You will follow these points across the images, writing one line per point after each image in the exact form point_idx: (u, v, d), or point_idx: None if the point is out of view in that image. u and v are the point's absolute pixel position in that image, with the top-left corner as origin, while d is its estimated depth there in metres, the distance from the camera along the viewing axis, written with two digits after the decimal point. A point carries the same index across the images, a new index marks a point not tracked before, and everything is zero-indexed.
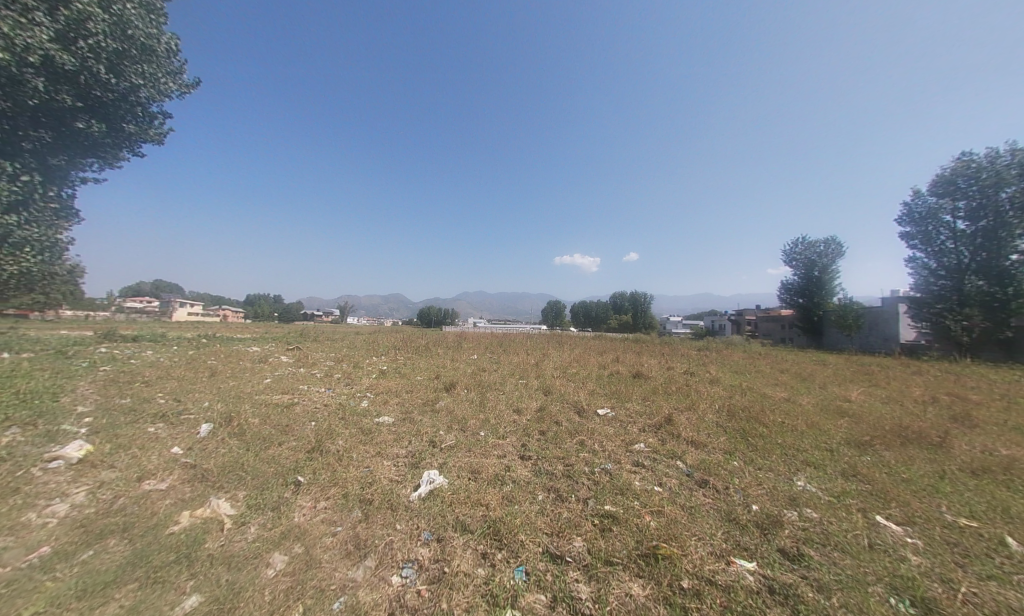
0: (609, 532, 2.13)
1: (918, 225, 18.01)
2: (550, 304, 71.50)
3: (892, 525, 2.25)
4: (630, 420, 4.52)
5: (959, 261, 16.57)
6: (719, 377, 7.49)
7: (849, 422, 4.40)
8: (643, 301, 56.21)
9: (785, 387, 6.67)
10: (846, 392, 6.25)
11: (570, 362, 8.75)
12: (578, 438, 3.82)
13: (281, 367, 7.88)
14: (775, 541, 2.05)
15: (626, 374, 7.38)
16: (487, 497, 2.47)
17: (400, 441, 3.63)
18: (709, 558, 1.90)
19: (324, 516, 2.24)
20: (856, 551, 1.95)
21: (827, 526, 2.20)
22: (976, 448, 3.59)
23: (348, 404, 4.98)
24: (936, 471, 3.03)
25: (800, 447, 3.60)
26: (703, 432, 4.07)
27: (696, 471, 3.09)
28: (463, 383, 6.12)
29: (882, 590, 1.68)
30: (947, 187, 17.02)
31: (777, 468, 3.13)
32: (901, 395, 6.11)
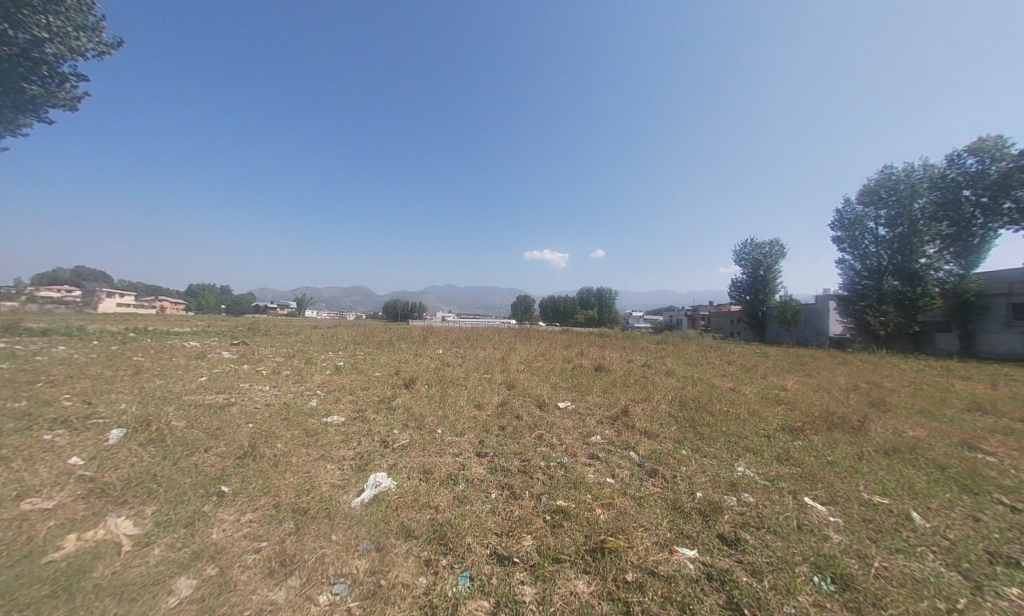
0: (560, 528, 2.10)
1: (847, 230, 20.04)
2: (520, 300, 71.73)
3: (817, 506, 2.42)
4: (588, 413, 4.58)
5: (879, 264, 18.61)
6: (674, 369, 7.89)
7: (785, 409, 4.78)
8: (608, 297, 58.23)
9: (731, 377, 7.18)
10: (783, 381, 6.82)
11: (536, 355, 8.79)
12: (537, 432, 3.80)
13: (223, 364, 7.17)
14: (715, 527, 2.13)
15: (589, 367, 7.54)
16: (435, 499, 2.35)
17: (348, 441, 3.40)
18: (653, 548, 1.92)
19: (248, 530, 2.00)
20: (786, 532, 2.06)
21: (762, 510, 2.32)
22: (888, 430, 4.02)
23: (294, 403, 4.61)
24: (855, 453, 3.34)
25: (742, 434, 3.83)
26: (656, 422, 4.23)
27: (648, 461, 3.18)
28: (425, 379, 5.92)
29: (807, 570, 1.76)
30: (871, 197, 19.03)
31: (720, 455, 3.31)
32: (828, 383, 6.78)
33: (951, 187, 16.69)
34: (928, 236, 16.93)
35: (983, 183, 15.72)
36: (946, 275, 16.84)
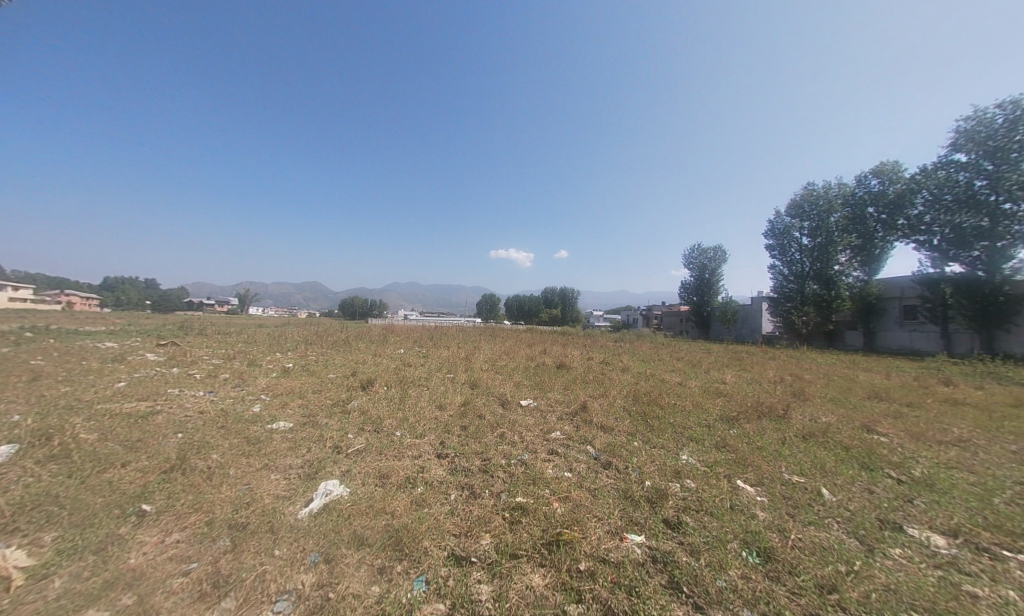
0: (518, 525, 2.13)
1: (777, 239, 22.32)
2: (484, 298, 71.44)
3: (747, 488, 2.69)
4: (549, 409, 4.70)
5: (802, 269, 21.00)
6: (629, 365, 8.34)
7: (724, 401, 5.26)
8: (571, 297, 59.92)
9: (680, 372, 7.74)
10: (723, 375, 7.49)
11: (500, 354, 8.82)
12: (499, 431, 3.82)
13: (148, 367, 6.36)
14: (661, 512, 2.29)
15: (551, 365, 7.72)
16: (391, 504, 2.28)
17: (296, 449, 3.17)
18: (605, 537, 2.02)
19: (175, 551, 1.80)
20: (721, 513, 2.27)
21: (701, 494, 2.53)
22: (806, 417, 4.57)
23: (235, 409, 4.21)
24: (780, 438, 3.76)
25: (687, 425, 4.15)
26: (612, 416, 4.44)
27: (603, 454, 3.33)
28: (384, 380, 5.70)
29: (737, 546, 1.95)
30: (797, 210, 21.35)
31: (668, 445, 3.55)
32: (761, 376, 7.56)
33: (859, 205, 19.19)
34: (841, 246, 19.45)
35: (883, 202, 18.21)
36: (854, 281, 19.51)
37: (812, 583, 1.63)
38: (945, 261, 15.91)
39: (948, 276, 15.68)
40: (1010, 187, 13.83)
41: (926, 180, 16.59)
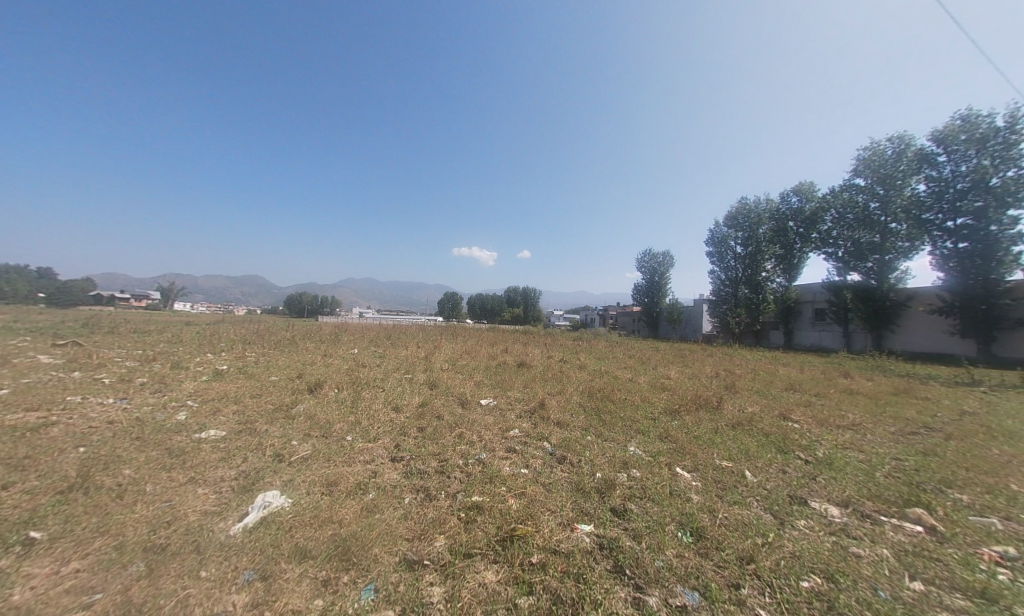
0: (473, 523, 2.13)
1: (716, 247, 24.46)
2: (446, 297, 70.12)
3: (685, 474, 2.94)
4: (508, 408, 4.75)
5: (736, 275, 23.25)
6: (586, 363, 8.68)
7: (669, 394, 5.69)
8: (532, 296, 60.82)
9: (631, 369, 8.23)
10: (669, 371, 8.09)
11: (461, 353, 8.73)
12: (457, 431, 3.79)
13: (40, 370, 5.40)
14: (609, 502, 2.43)
15: (511, 363, 7.80)
16: (339, 512, 2.16)
17: (231, 459, 2.89)
18: (557, 529, 2.10)
19: (73, 583, 1.56)
20: (662, 499, 2.45)
21: (646, 482, 2.72)
22: (737, 408, 5.10)
23: (155, 418, 3.72)
24: (715, 427, 4.15)
25: (636, 418, 4.43)
26: (568, 412, 4.61)
27: (558, 449, 3.45)
28: (335, 381, 5.38)
29: (673, 527, 2.13)
30: (733, 221, 23.56)
31: (618, 438, 3.77)
32: (701, 372, 8.27)
33: (782, 219, 21.61)
34: (768, 255, 21.82)
35: (801, 218, 20.69)
36: (777, 286, 21.98)
37: (734, 556, 1.83)
38: (847, 271, 18.52)
39: (849, 284, 18.29)
40: (896, 211, 16.46)
41: (834, 200, 19.16)
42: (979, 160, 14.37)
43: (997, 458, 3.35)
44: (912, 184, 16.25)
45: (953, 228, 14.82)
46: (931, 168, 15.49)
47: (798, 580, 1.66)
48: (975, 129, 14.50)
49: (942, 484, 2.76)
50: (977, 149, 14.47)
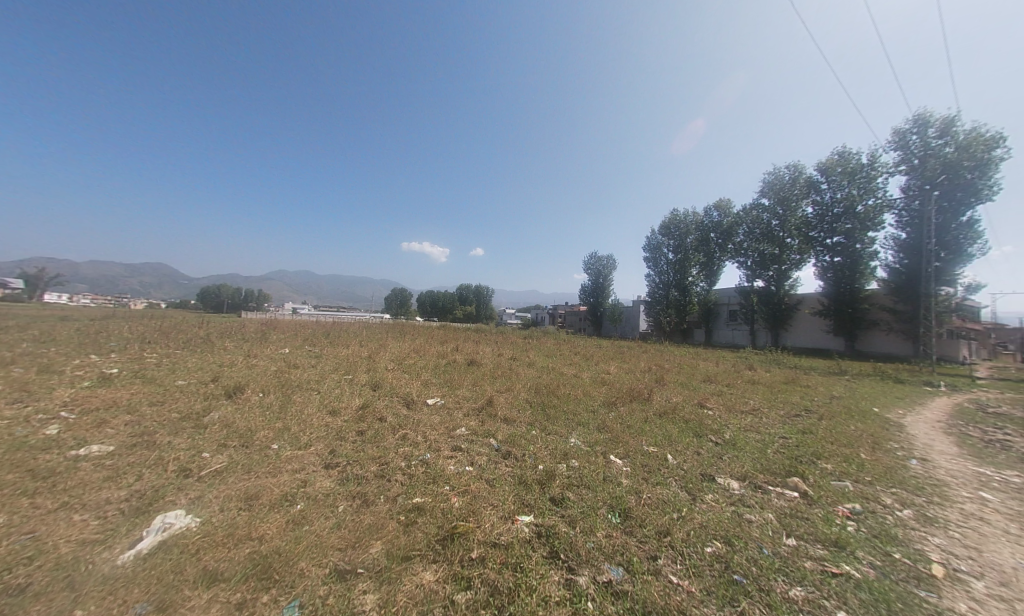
0: (413, 525, 2.09)
1: (651, 252, 26.57)
2: (393, 293, 66.84)
3: (618, 461, 3.18)
4: (456, 406, 4.71)
5: (667, 279, 25.53)
6: (535, 360, 8.93)
7: (608, 388, 6.09)
8: (484, 294, 60.62)
9: (576, 365, 8.64)
10: (609, 367, 8.65)
11: (408, 351, 8.41)
12: (400, 432, 3.65)
13: None
14: (548, 492, 2.54)
15: (461, 362, 7.72)
16: (261, 528, 1.97)
17: (122, 478, 2.46)
18: (498, 523, 2.14)
19: None
20: (597, 486, 2.63)
21: (583, 471, 2.89)
22: (665, 399, 5.63)
23: (13, 434, 3.02)
24: (646, 417, 4.55)
25: (578, 411, 4.67)
26: (514, 408, 4.71)
27: (503, 445, 3.50)
28: (262, 385, 4.85)
29: (605, 511, 2.30)
30: (665, 229, 25.79)
31: (560, 431, 3.95)
32: (638, 367, 8.97)
33: (705, 230, 24.22)
34: (693, 262, 24.32)
35: (720, 230, 23.38)
36: (700, 290, 24.60)
37: (655, 532, 2.03)
38: (754, 278, 21.39)
39: (755, 289, 21.15)
40: (791, 228, 19.42)
41: (745, 216, 21.99)
42: (849, 190, 17.57)
43: (853, 433, 4.16)
44: (802, 207, 19.29)
45: (831, 245, 17.93)
46: (817, 194, 18.57)
47: (704, 547, 1.89)
48: (846, 164, 17.71)
49: (815, 456, 3.35)
50: (848, 181, 17.69)
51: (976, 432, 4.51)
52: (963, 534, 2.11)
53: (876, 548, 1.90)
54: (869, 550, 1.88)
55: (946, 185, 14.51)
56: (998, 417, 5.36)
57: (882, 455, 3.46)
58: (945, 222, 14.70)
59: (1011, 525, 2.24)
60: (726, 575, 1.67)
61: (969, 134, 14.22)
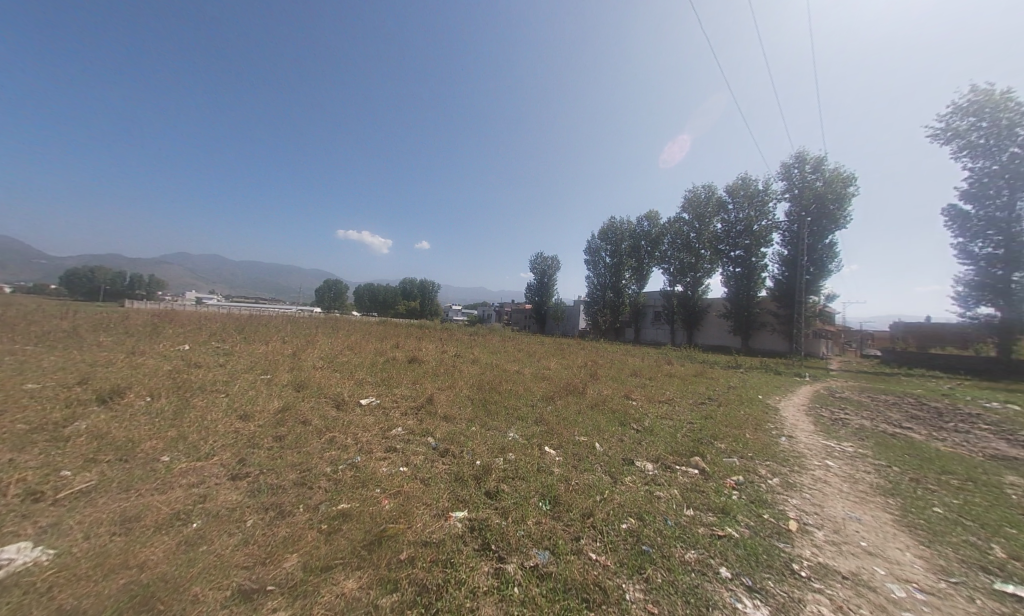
0: (337, 532, 1.95)
1: (590, 256, 28.19)
2: (327, 285, 61.45)
3: (552, 452, 3.34)
4: (392, 406, 4.51)
5: (604, 281, 27.33)
6: (478, 357, 8.93)
7: (547, 383, 6.36)
8: (429, 289, 58.73)
9: (519, 362, 8.85)
10: (550, 363, 9.03)
11: (342, 348, 7.81)
12: (327, 435, 3.38)
13: None
14: (484, 486, 2.57)
15: (401, 359, 7.40)
16: (142, 554, 1.68)
17: None
18: (431, 521, 2.11)
19: None
20: (530, 476, 2.74)
21: (519, 463, 2.99)
22: (598, 392, 6.07)
23: None
24: (579, 409, 4.86)
25: (517, 406, 4.80)
26: (454, 406, 4.66)
27: (441, 443, 3.45)
28: (153, 388, 4.12)
29: (536, 499, 2.40)
30: (603, 235, 27.53)
31: (498, 426, 4.02)
32: (575, 363, 9.50)
33: (637, 238, 26.38)
34: (626, 266, 26.39)
35: (649, 238, 25.68)
36: (631, 292, 26.75)
37: (579, 514, 2.19)
38: (675, 284, 23.92)
39: (675, 294, 23.68)
40: (704, 241, 22.11)
41: (669, 227, 24.47)
42: (748, 211, 20.55)
43: (743, 417, 4.93)
44: (714, 223, 22.09)
45: (735, 258, 20.84)
46: (725, 212, 21.43)
47: (621, 524, 2.09)
48: (747, 189, 20.66)
49: (714, 438, 3.89)
50: (748, 203, 20.67)
51: (827, 413, 5.65)
52: (812, 494, 2.64)
53: (752, 511, 2.28)
54: (747, 513, 2.26)
55: (816, 213, 17.77)
56: (842, 400, 6.79)
57: (763, 434, 4.16)
58: (814, 243, 18.00)
59: (844, 484, 2.86)
60: (637, 547, 1.87)
61: (832, 173, 17.57)
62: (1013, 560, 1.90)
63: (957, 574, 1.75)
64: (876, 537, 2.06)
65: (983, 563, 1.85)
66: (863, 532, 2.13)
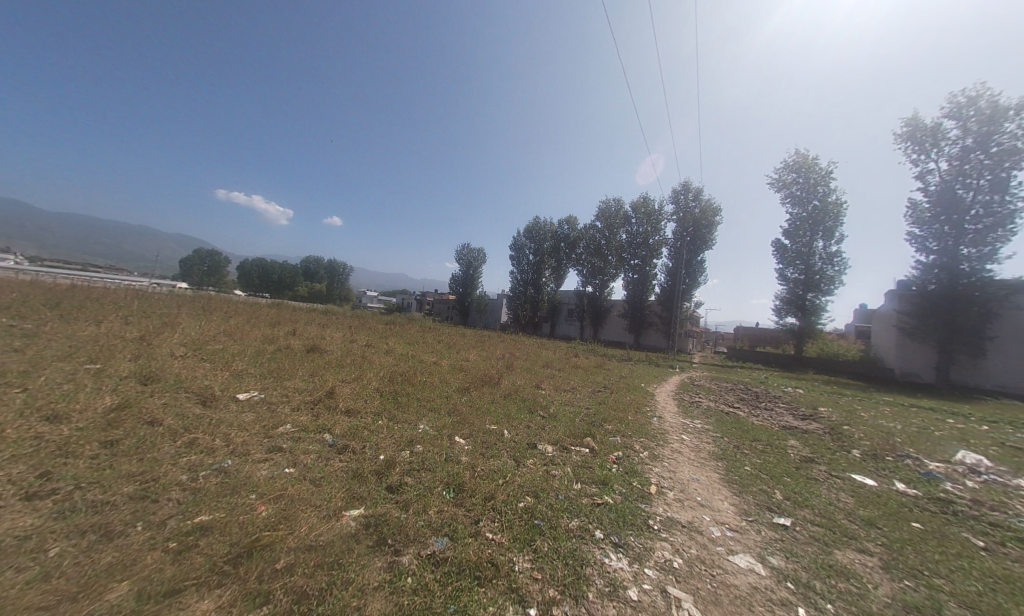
0: (193, 548, 1.65)
1: (515, 252, 29.03)
2: (202, 256, 50.30)
3: (461, 441, 3.38)
4: (281, 400, 3.96)
5: (526, 278, 28.48)
6: (392, 347, 8.44)
7: (462, 374, 6.38)
8: (340, 271, 52.93)
9: (436, 353, 8.65)
10: (468, 354, 9.05)
11: (218, 334, 6.51)
12: (190, 437, 2.82)
13: None
14: (385, 481, 2.45)
15: (298, 348, 6.52)
16: None
17: None
18: (319, 523, 1.94)
19: None
20: (436, 467, 2.72)
21: (425, 455, 2.94)
22: (510, 381, 6.34)
23: None
24: (491, 398, 5.01)
25: (429, 397, 4.70)
26: (360, 398, 4.34)
27: (340, 439, 3.18)
28: None
29: (440, 489, 2.40)
30: (528, 234, 28.58)
31: (407, 418, 3.89)
32: (493, 354, 9.73)
33: (557, 239, 28.02)
34: (546, 265, 27.91)
35: (568, 241, 27.52)
36: (550, 290, 28.34)
37: (481, 498, 2.26)
38: (587, 285, 26.21)
39: (586, 293, 25.99)
40: (612, 248, 24.66)
41: (584, 232, 26.58)
42: (647, 226, 23.63)
43: (629, 402, 5.74)
44: (620, 233, 24.79)
45: (634, 265, 23.81)
46: (629, 225, 24.25)
47: (518, 503, 2.23)
48: (647, 206, 23.68)
49: (604, 420, 4.44)
50: (647, 219, 23.72)
51: (690, 397, 6.96)
52: (670, 462, 3.23)
53: (626, 480, 2.69)
54: (621, 483, 2.64)
55: (694, 234, 21.39)
56: (700, 387, 8.44)
57: (641, 416, 4.93)
58: (691, 258, 21.67)
59: (692, 452, 3.58)
60: (529, 522, 2.02)
61: (707, 202, 21.27)
62: (785, 499, 2.63)
63: (753, 514, 2.35)
64: (708, 492, 2.63)
65: (770, 504, 2.52)
66: (700, 489, 2.70)
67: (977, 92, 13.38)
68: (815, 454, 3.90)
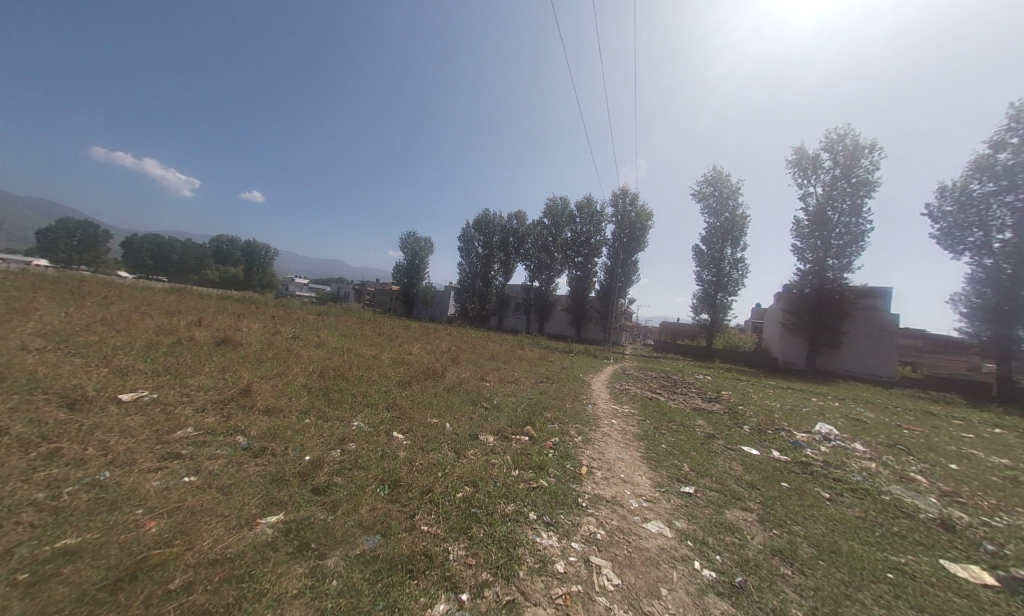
0: (51, 578, 1.36)
1: (464, 244, 28.57)
2: (71, 227, 40.68)
3: (398, 436, 3.26)
4: (182, 401, 3.41)
5: (475, 270, 28.27)
6: (325, 340, 7.77)
7: (403, 368, 6.13)
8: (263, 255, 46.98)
9: (375, 346, 8.18)
10: (410, 347, 8.72)
11: (95, 324, 5.35)
12: (47, 448, 2.29)
13: None
14: (310, 483, 2.27)
15: (206, 341, 5.66)
16: None
17: None
18: (228, 533, 1.73)
19: None
20: (370, 464, 2.60)
21: (358, 453, 2.78)
22: (454, 374, 6.27)
23: None
24: (433, 391, 4.90)
25: (365, 392, 4.44)
26: (283, 396, 3.93)
27: (257, 441, 2.86)
28: None
29: (373, 486, 2.29)
30: (477, 227, 28.28)
31: (339, 415, 3.63)
32: (437, 347, 9.51)
33: (507, 233, 28.17)
34: (495, 259, 27.96)
35: (517, 235, 27.80)
36: (498, 283, 28.43)
37: (417, 492, 2.22)
38: (534, 280, 26.85)
39: (533, 288, 26.64)
40: (558, 245, 25.53)
41: (532, 228, 27.10)
42: (590, 226, 24.88)
43: (568, 391, 6.06)
44: (566, 231, 25.76)
45: (577, 263, 25.00)
46: (573, 224, 25.32)
47: (456, 493, 2.24)
48: (590, 207, 24.92)
49: (544, 409, 4.64)
50: (590, 219, 24.97)
51: (621, 385, 7.58)
52: (600, 445, 3.50)
53: (560, 464, 2.84)
54: (555, 466, 2.79)
55: (630, 236, 23.10)
56: (631, 376, 9.23)
57: (579, 403, 5.24)
58: (628, 259, 23.41)
59: (619, 435, 3.92)
60: (465, 512, 2.04)
61: (642, 207, 23.06)
62: (692, 470, 3.03)
63: (665, 485, 2.67)
64: (631, 469, 2.91)
65: (680, 475, 2.88)
66: (625, 467, 2.98)
67: (843, 132, 16.36)
68: (718, 431, 4.54)
